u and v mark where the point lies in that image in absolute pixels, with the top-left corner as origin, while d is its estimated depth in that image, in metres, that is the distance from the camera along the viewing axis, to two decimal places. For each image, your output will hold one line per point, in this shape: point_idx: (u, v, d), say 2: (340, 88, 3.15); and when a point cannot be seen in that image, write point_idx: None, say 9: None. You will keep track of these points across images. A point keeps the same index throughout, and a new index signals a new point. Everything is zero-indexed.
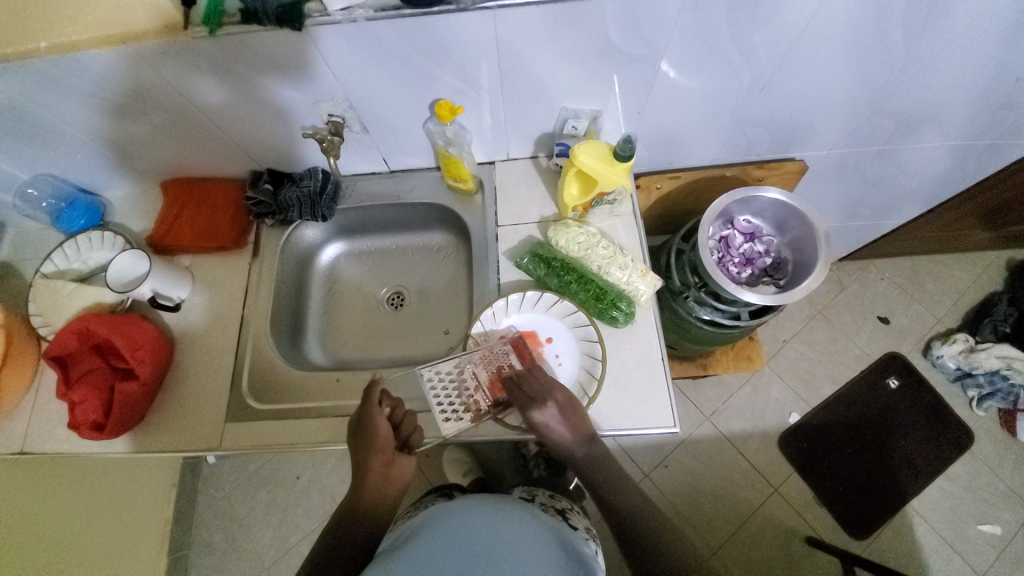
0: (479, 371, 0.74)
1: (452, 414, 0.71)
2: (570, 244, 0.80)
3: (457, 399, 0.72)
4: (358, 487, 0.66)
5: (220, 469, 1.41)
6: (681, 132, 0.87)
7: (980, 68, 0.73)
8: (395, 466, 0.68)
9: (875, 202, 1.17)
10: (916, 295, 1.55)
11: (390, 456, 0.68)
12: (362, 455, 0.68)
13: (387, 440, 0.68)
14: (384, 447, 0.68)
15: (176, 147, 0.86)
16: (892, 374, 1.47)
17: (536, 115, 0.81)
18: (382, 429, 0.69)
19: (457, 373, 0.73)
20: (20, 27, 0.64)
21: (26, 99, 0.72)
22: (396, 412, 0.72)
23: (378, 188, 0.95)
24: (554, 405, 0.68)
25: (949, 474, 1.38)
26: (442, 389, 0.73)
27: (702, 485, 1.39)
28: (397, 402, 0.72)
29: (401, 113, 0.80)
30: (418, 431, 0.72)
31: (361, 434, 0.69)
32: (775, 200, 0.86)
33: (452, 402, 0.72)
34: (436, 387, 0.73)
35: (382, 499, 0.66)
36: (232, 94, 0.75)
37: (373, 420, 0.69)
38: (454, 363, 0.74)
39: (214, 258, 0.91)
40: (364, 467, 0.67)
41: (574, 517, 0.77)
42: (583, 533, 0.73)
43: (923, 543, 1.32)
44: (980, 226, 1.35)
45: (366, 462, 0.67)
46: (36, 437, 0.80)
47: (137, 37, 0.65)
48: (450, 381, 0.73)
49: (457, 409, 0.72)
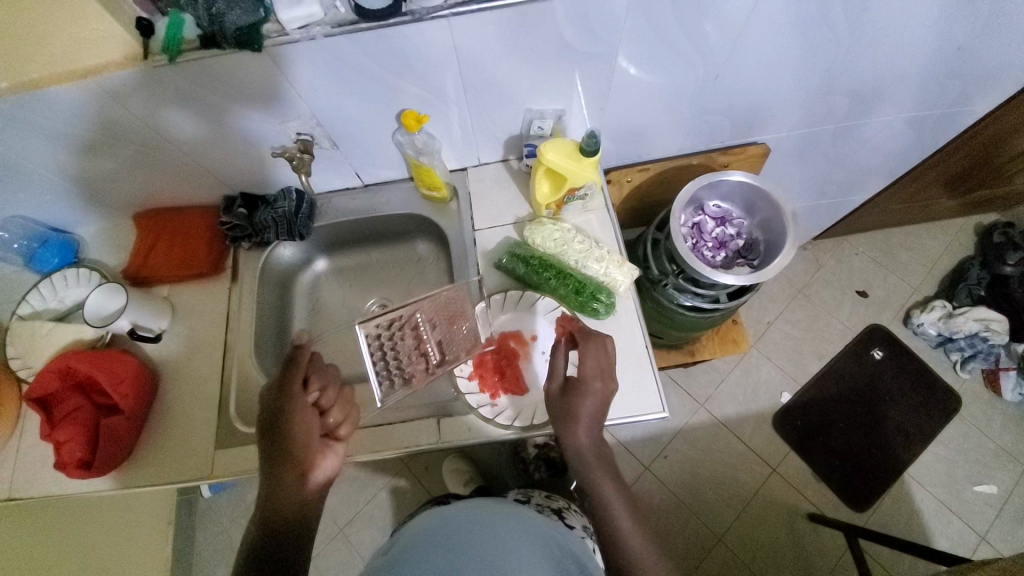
0: (424, 326, 0.67)
1: (392, 373, 0.65)
2: (546, 241, 0.82)
3: (400, 356, 0.65)
4: (274, 483, 0.61)
5: (217, 502, 1.39)
6: (645, 125, 0.89)
7: (922, 40, 0.77)
8: (319, 459, 0.64)
9: (840, 178, 1.20)
10: (891, 267, 1.59)
11: (315, 450, 0.63)
12: (275, 449, 0.62)
13: (307, 437, 0.63)
14: (304, 447, 0.62)
15: (146, 179, 0.86)
16: (874, 345, 1.51)
17: (501, 118, 0.82)
18: (301, 430, 0.62)
19: (404, 321, 0.64)
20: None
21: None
22: (324, 393, 0.66)
23: (353, 204, 0.96)
24: (591, 390, 0.65)
25: (941, 438, 1.41)
26: (388, 344, 0.64)
27: (702, 472, 1.39)
28: (322, 374, 0.66)
29: (369, 126, 0.80)
30: (347, 420, 0.67)
31: (280, 419, 0.62)
32: (740, 183, 0.88)
33: (395, 361, 0.65)
34: (379, 341, 0.63)
35: (302, 498, 0.61)
36: (201, 122, 0.76)
37: (294, 406, 0.63)
38: (404, 317, 0.64)
39: (193, 285, 0.91)
40: (280, 462, 0.61)
41: (571, 517, 0.78)
42: (579, 532, 0.74)
43: (923, 509, 1.34)
44: (946, 194, 1.40)
45: (282, 459, 0.61)
46: (22, 481, 0.78)
47: (100, 70, 0.65)
48: (397, 338, 0.64)
49: (402, 367, 0.66)
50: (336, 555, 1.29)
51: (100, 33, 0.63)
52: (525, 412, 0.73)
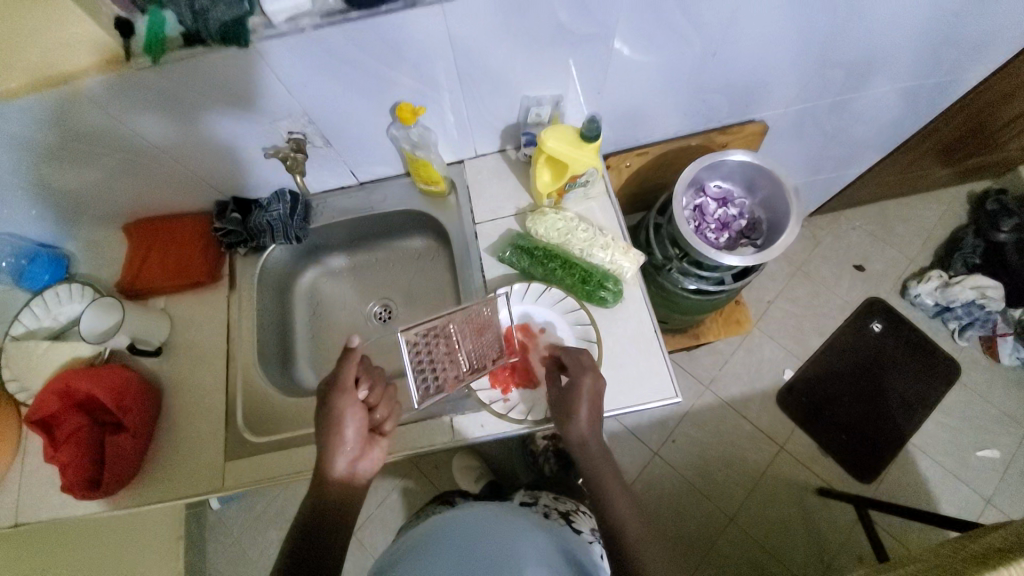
0: (458, 335, 0.70)
1: (429, 381, 0.67)
2: (550, 231, 0.80)
3: (437, 364, 0.68)
4: (319, 482, 0.61)
5: (227, 513, 1.37)
6: (642, 107, 0.87)
7: (919, 7, 0.76)
8: (363, 458, 0.64)
9: (836, 152, 1.20)
10: (887, 239, 1.60)
11: (360, 450, 0.63)
12: (324, 448, 0.61)
13: (355, 433, 0.62)
14: (353, 443, 0.62)
15: (134, 187, 0.83)
16: (874, 318, 1.52)
17: (497, 107, 0.81)
18: (351, 427, 0.62)
19: (442, 330, 0.68)
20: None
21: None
22: (373, 389, 0.66)
23: (349, 203, 0.94)
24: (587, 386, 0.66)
25: (943, 407, 1.42)
26: (427, 353, 0.67)
27: (711, 454, 1.40)
28: (371, 370, 0.66)
29: (363, 121, 0.78)
30: (392, 417, 0.67)
31: (330, 415, 0.62)
32: (742, 162, 0.87)
33: (432, 368, 0.68)
34: (420, 352, 0.66)
35: (350, 494, 0.62)
36: (186, 126, 0.73)
37: (345, 404, 0.62)
38: (440, 327, 0.67)
39: (190, 295, 0.88)
40: (328, 462, 0.61)
41: (578, 519, 0.77)
42: (587, 536, 0.73)
43: (929, 477, 1.36)
44: (939, 164, 1.40)
45: (334, 454, 0.61)
46: (28, 506, 0.76)
47: (81, 77, 0.62)
48: (432, 345, 0.67)
49: (436, 374, 0.68)
50: (352, 558, 1.29)
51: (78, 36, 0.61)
52: (534, 405, 0.72)
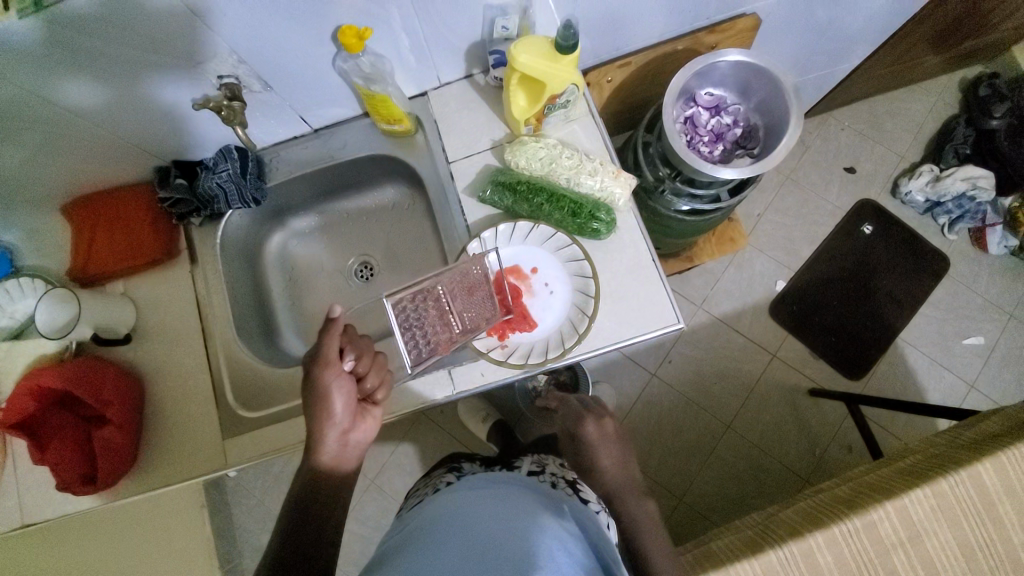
0: (445, 297, 0.67)
1: (419, 345, 0.65)
2: (531, 163, 0.73)
3: (426, 327, 0.66)
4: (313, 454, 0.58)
5: (243, 479, 1.40)
6: (622, 8, 0.76)
7: None
8: (355, 430, 0.60)
9: (832, 45, 1.10)
10: (878, 137, 1.54)
11: (350, 422, 0.60)
12: (313, 422, 0.58)
13: (344, 405, 0.59)
14: (343, 416, 0.59)
15: (64, 168, 0.73)
16: (865, 221, 1.50)
17: (457, 23, 0.70)
18: (339, 400, 0.58)
19: (427, 291, 0.66)
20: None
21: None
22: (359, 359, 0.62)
23: (306, 154, 0.84)
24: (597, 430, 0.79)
25: (930, 301, 1.45)
26: (414, 317, 0.65)
27: (708, 370, 1.43)
28: (357, 340, 0.62)
29: (304, 56, 0.68)
30: (384, 385, 0.63)
31: (316, 389, 0.58)
32: (736, 62, 0.79)
33: (422, 332, 0.66)
34: (405, 317, 0.65)
35: (339, 465, 0.59)
36: (99, 86, 0.63)
37: (331, 377, 0.58)
38: (426, 290, 0.66)
39: (150, 275, 0.81)
40: (318, 436, 0.58)
41: (586, 489, 0.69)
42: (595, 506, 0.66)
43: (915, 369, 1.41)
44: (932, 53, 1.31)
45: (323, 429, 0.58)
46: (30, 507, 0.74)
47: None
48: (419, 309, 0.66)
49: (427, 336, 0.66)
50: (372, 507, 1.33)
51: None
52: (535, 348, 0.70)
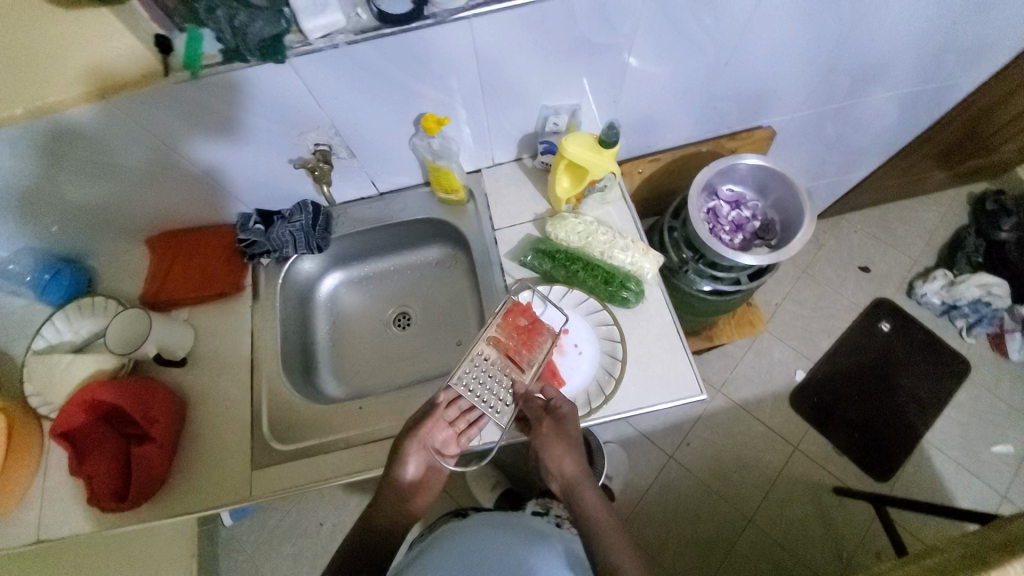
0: (491, 364, 0.70)
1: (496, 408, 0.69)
2: (570, 235, 0.82)
3: (496, 395, 0.69)
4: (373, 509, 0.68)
5: (239, 530, 1.36)
6: (655, 115, 0.90)
7: (919, 16, 0.80)
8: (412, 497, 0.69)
9: (841, 157, 1.23)
10: (889, 241, 1.63)
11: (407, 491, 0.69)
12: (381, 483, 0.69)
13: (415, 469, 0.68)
14: (410, 486, 0.68)
15: (157, 201, 0.84)
16: (881, 319, 1.53)
17: (516, 117, 0.83)
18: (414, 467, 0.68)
19: (492, 364, 0.70)
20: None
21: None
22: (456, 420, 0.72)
23: (368, 213, 0.95)
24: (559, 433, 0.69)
25: (953, 404, 1.43)
26: (486, 388, 0.69)
27: (727, 457, 1.40)
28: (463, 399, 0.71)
29: (388, 133, 0.81)
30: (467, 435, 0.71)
31: (400, 451, 0.68)
32: (754, 165, 0.90)
33: (491, 397, 0.69)
34: (475, 392, 0.68)
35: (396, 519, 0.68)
36: (204, 143, 0.75)
37: (414, 448, 0.68)
38: (473, 359, 0.69)
39: (213, 307, 0.89)
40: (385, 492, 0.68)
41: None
42: None
43: (943, 474, 1.36)
44: (938, 167, 1.43)
45: (391, 490, 0.68)
46: (51, 522, 0.75)
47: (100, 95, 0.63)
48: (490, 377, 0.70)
49: (498, 403, 0.69)
50: None
51: (116, 49, 0.61)
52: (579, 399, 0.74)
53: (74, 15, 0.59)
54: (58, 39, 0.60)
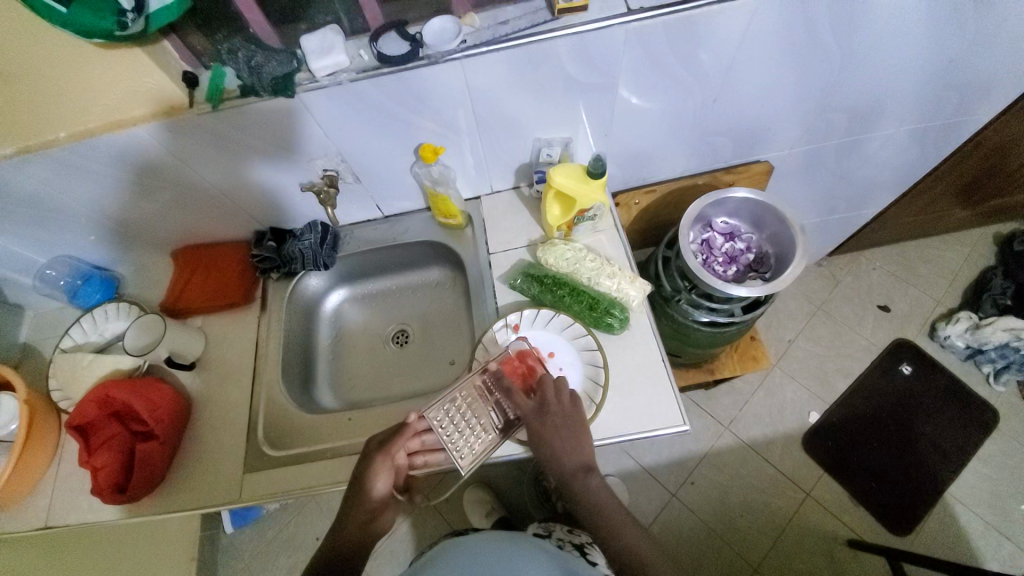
0: (465, 405, 0.71)
1: (461, 449, 0.68)
2: (559, 261, 0.84)
3: (465, 430, 0.70)
4: (340, 525, 0.66)
5: (239, 539, 1.39)
6: (649, 149, 0.93)
7: (909, 58, 0.81)
8: (378, 519, 0.67)
9: (848, 193, 1.22)
10: (910, 280, 1.57)
11: (374, 511, 0.67)
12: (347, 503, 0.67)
13: (382, 489, 0.67)
14: (377, 503, 0.67)
15: (182, 218, 0.92)
16: (901, 361, 1.47)
17: (511, 148, 0.88)
18: (381, 484, 0.67)
19: (461, 404, 0.71)
20: (33, 121, 0.69)
21: (32, 180, 0.76)
22: (417, 452, 0.73)
23: (374, 234, 1.01)
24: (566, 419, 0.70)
25: (981, 455, 1.34)
26: (453, 423, 0.70)
27: (733, 499, 1.34)
28: (430, 434, 0.73)
29: (390, 161, 0.87)
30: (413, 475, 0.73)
31: (369, 461, 0.68)
32: (746, 198, 0.91)
33: (459, 433, 0.69)
34: (444, 426, 0.69)
35: (364, 533, 0.65)
36: (225, 167, 0.82)
37: (383, 459, 0.68)
38: (452, 399, 0.71)
39: (223, 316, 0.95)
40: (356, 505, 0.66)
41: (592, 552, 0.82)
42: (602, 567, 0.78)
43: (969, 532, 1.26)
44: (958, 205, 1.40)
45: (358, 508, 0.66)
46: (59, 509, 0.80)
47: (133, 124, 0.71)
48: (459, 413, 0.71)
49: (465, 439, 0.69)
50: None
51: (147, 85, 0.69)
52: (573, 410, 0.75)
53: (109, 53, 0.65)
54: (93, 72, 0.66)
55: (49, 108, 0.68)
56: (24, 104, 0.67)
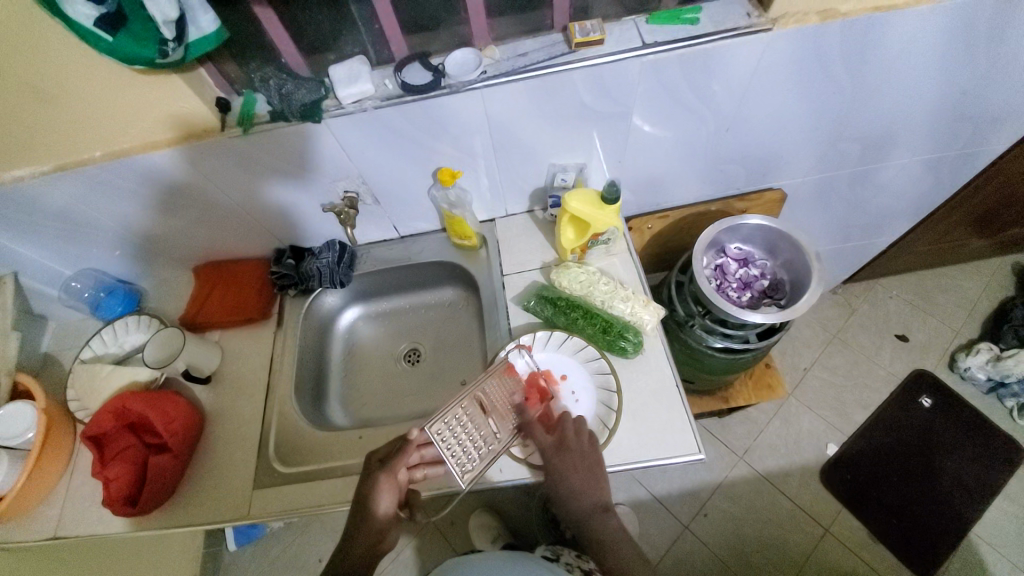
0: (468, 418, 0.69)
1: (468, 463, 0.67)
2: (573, 284, 0.85)
3: (471, 444, 0.68)
4: (347, 544, 0.65)
5: (242, 559, 1.37)
6: (662, 175, 0.95)
7: (921, 91, 0.82)
8: (385, 541, 0.66)
9: (863, 221, 1.22)
10: (928, 309, 1.55)
11: (383, 532, 0.66)
12: (353, 522, 0.66)
13: (387, 506, 0.66)
14: (383, 524, 0.66)
15: (205, 234, 0.95)
16: (921, 392, 1.43)
17: (527, 173, 0.90)
18: (386, 502, 0.66)
19: (466, 418, 0.69)
20: (72, 141, 0.73)
21: (69, 195, 0.80)
22: (417, 466, 0.73)
23: (390, 254, 1.03)
24: (580, 458, 0.69)
25: (1007, 494, 1.29)
26: (459, 437, 0.68)
27: (748, 533, 1.30)
28: (430, 447, 0.73)
29: (409, 183, 0.89)
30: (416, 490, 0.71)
31: (374, 477, 0.67)
32: (759, 226, 0.92)
33: (466, 448, 0.68)
34: (449, 442, 0.67)
35: (371, 552, 0.65)
36: (252, 187, 0.85)
37: (386, 477, 0.67)
38: (453, 412, 0.68)
39: (240, 331, 0.97)
40: (363, 525, 0.65)
41: None
42: None
43: (997, 575, 1.21)
44: (975, 235, 1.38)
45: (363, 529, 0.65)
46: (70, 520, 0.81)
47: (168, 145, 0.75)
48: (465, 425, 0.69)
49: (471, 453, 0.68)
50: None
51: (183, 109, 0.73)
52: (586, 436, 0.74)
53: (149, 79, 0.68)
54: (132, 96, 0.70)
55: (88, 129, 0.72)
56: (66, 125, 0.71)
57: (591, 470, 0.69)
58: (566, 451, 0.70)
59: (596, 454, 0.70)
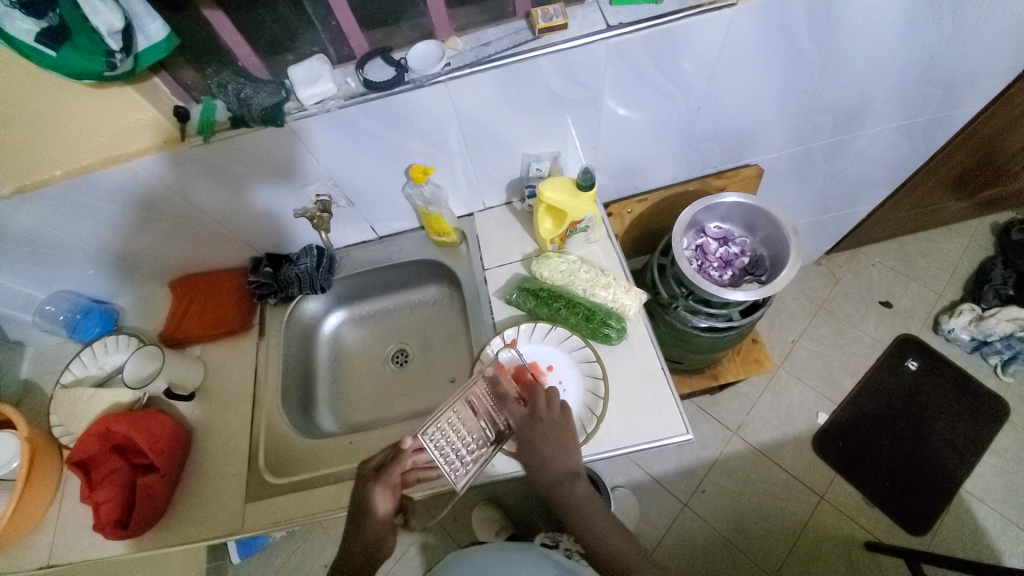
0: (456, 417, 0.69)
1: (458, 463, 0.66)
2: (554, 273, 0.84)
3: (459, 444, 0.68)
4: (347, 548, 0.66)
5: (245, 570, 1.36)
6: (638, 158, 0.94)
7: (889, 58, 0.82)
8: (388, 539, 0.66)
9: (841, 191, 1.22)
10: (910, 274, 1.57)
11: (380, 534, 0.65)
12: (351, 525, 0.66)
13: (385, 509, 0.66)
14: (379, 526, 0.65)
15: (179, 248, 0.93)
16: (908, 356, 1.46)
17: (502, 164, 0.88)
18: (383, 507, 0.66)
19: (458, 418, 0.69)
20: (32, 161, 0.71)
21: (31, 218, 0.77)
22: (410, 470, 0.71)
23: (369, 256, 1.01)
24: (553, 428, 0.70)
25: (994, 449, 1.33)
26: (448, 438, 0.67)
27: (746, 507, 1.32)
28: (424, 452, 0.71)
29: (382, 183, 0.88)
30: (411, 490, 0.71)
31: (369, 484, 0.67)
32: (737, 203, 0.92)
33: (454, 449, 0.67)
34: (440, 444, 0.66)
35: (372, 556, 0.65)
36: (220, 197, 0.83)
37: (381, 485, 0.66)
38: (445, 414, 0.68)
39: (223, 343, 0.95)
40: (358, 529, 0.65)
41: None
42: None
43: (988, 528, 1.24)
44: (953, 197, 1.40)
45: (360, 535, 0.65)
46: (62, 547, 0.80)
47: (130, 158, 0.72)
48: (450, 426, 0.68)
49: (461, 452, 0.67)
50: None
51: (140, 119, 0.71)
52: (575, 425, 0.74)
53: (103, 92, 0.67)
54: (88, 111, 0.68)
55: (47, 148, 0.70)
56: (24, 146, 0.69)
57: (564, 438, 0.70)
58: (539, 420, 0.70)
59: (568, 426, 0.71)
